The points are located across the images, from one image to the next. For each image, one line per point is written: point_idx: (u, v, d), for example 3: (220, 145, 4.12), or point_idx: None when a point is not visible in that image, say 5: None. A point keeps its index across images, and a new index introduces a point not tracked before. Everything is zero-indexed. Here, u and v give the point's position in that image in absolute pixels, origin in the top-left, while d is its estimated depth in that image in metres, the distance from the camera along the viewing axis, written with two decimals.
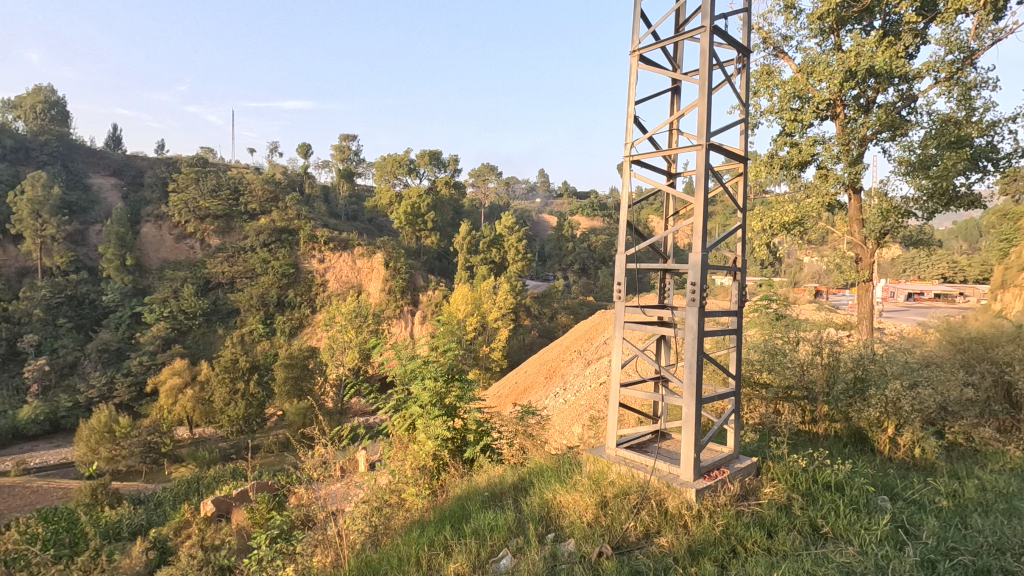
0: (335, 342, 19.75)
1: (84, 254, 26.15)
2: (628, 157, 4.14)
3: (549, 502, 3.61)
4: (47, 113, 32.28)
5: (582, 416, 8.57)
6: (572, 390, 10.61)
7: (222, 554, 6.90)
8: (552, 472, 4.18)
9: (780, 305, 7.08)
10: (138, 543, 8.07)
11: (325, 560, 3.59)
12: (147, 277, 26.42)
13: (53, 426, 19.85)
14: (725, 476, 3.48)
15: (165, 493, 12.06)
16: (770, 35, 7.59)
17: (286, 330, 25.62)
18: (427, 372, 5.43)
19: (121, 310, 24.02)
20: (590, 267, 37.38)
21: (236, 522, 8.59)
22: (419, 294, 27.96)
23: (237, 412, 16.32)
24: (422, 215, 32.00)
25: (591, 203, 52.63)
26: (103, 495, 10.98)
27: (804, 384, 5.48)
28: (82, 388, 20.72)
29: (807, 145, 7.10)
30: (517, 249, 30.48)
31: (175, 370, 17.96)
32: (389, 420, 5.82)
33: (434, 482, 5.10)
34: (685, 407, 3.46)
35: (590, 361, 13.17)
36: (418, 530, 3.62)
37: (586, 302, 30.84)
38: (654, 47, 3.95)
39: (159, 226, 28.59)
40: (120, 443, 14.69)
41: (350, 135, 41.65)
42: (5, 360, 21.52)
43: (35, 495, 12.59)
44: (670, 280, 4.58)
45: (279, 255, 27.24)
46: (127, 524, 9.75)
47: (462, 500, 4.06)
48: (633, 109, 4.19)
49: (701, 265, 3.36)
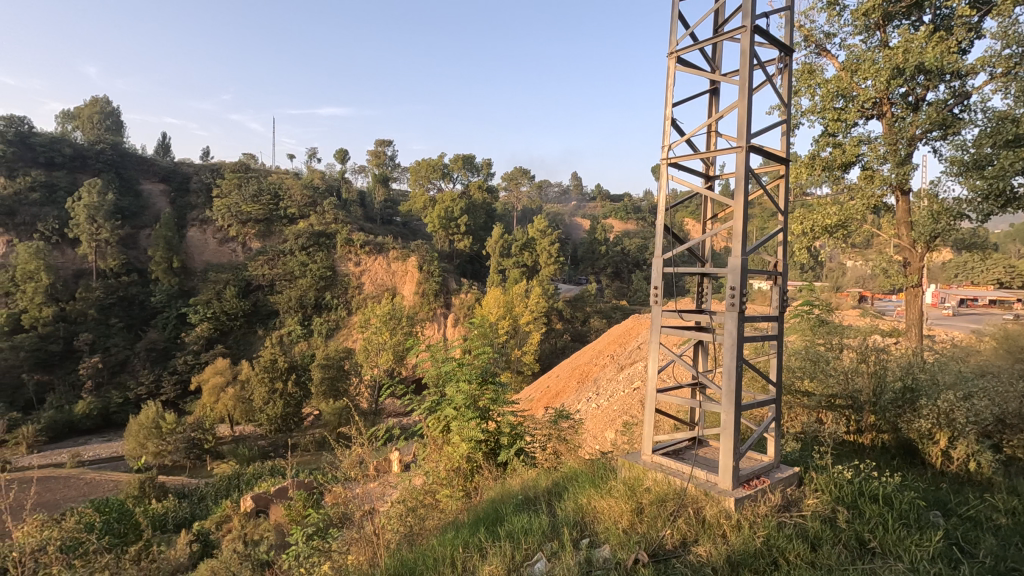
0: (369, 343, 20.02)
1: (134, 257, 27.30)
2: (665, 159, 4.08)
3: (583, 508, 3.58)
4: (101, 122, 34.07)
5: (615, 422, 8.53)
6: (605, 394, 10.55)
7: (261, 549, 7.10)
8: (586, 477, 4.15)
9: (823, 311, 6.85)
10: (182, 536, 8.48)
11: (360, 559, 3.64)
12: (193, 278, 27.38)
13: (105, 420, 20.93)
14: (766, 486, 3.40)
15: (208, 488, 12.51)
16: (812, 33, 7.40)
17: (323, 331, 26.39)
18: (462, 375, 5.48)
19: (167, 310, 25.14)
20: (623, 270, 37.69)
21: (275, 519, 8.89)
22: (451, 297, 28.19)
23: (275, 411, 16.83)
24: (456, 219, 32.56)
25: (625, 206, 52.26)
26: (150, 488, 11.41)
27: (849, 393, 5.32)
28: (132, 385, 21.82)
29: (851, 145, 6.88)
30: (550, 252, 30.43)
31: (218, 369, 18.64)
32: (423, 421, 5.88)
33: (468, 484, 5.15)
34: (723, 414, 3.39)
35: (624, 365, 13.04)
36: (453, 531, 3.64)
37: (619, 306, 30.57)
38: (692, 48, 3.89)
39: (203, 230, 29.73)
40: (166, 439, 15.29)
41: (386, 140, 42.20)
42: (62, 358, 22.72)
43: (88, 486, 13.23)
44: (708, 284, 4.46)
45: (316, 258, 28.00)
46: (172, 517, 10.26)
47: (496, 502, 4.08)
48: (670, 111, 4.14)
49: (740, 269, 3.27)
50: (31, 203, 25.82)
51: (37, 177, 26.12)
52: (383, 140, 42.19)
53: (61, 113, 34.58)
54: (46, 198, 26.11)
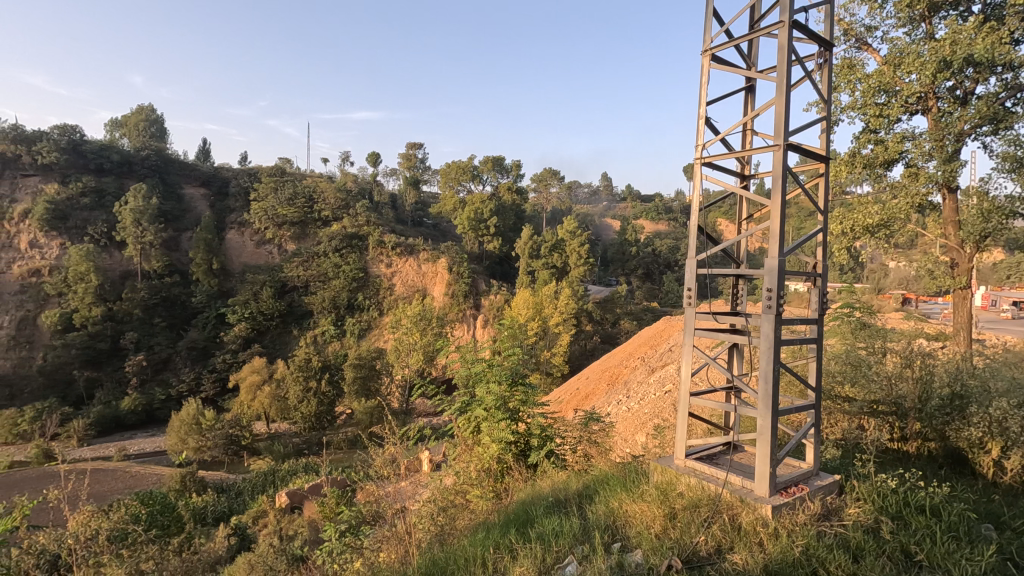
0: (400, 343, 20.29)
1: (177, 259, 28.32)
2: (699, 159, 4.02)
3: (615, 512, 3.55)
4: (146, 130, 35.49)
5: (646, 425, 8.45)
6: (636, 397, 10.44)
7: (296, 545, 7.29)
8: (617, 480, 4.11)
9: (865, 314, 6.64)
10: (221, 530, 8.76)
11: (391, 557, 3.69)
12: (231, 279, 28.24)
13: (149, 416, 21.79)
14: (804, 493, 3.30)
15: (245, 483, 12.89)
16: (852, 26, 7.17)
17: (356, 331, 26.89)
18: (491, 376, 5.50)
19: (207, 311, 25.98)
20: (654, 272, 37.21)
21: (308, 515, 9.10)
22: (481, 298, 28.33)
23: (310, 409, 17.22)
24: (485, 221, 32.72)
25: (656, 207, 51.58)
26: (191, 482, 11.81)
27: (892, 399, 5.14)
28: (175, 382, 22.66)
29: (894, 142, 6.64)
30: (580, 253, 30.29)
31: (255, 368, 19.16)
32: (453, 422, 5.92)
33: (498, 485, 5.18)
34: (760, 418, 3.31)
35: (655, 367, 12.87)
36: (483, 532, 3.65)
37: (649, 308, 30.18)
38: (727, 45, 3.82)
39: (242, 233, 30.62)
40: (206, 435, 15.85)
41: (417, 143, 42.67)
42: (109, 355, 23.72)
43: (133, 479, 13.80)
44: (743, 286, 4.36)
45: (349, 260, 28.54)
46: (212, 511, 10.61)
47: (527, 504, 4.08)
48: (704, 110, 4.07)
49: (777, 270, 3.18)
50: (82, 207, 27.09)
51: (87, 183, 27.35)
52: (414, 144, 42.69)
53: (110, 121, 36.22)
54: (96, 203, 27.35)
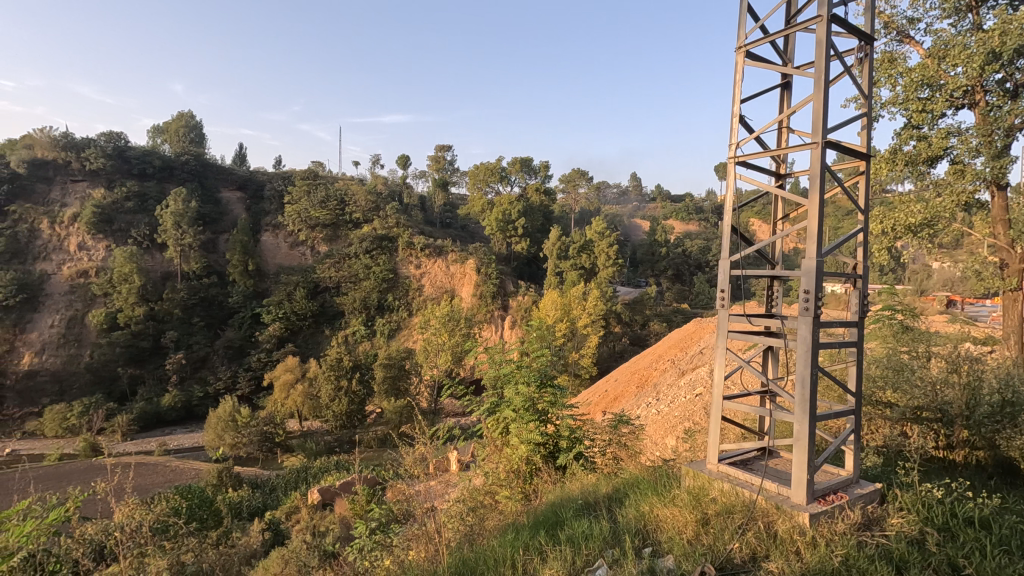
0: (429, 344, 20.49)
1: (215, 261, 29.18)
2: (733, 158, 3.94)
3: (646, 516, 3.50)
4: (186, 136, 36.70)
5: (676, 428, 8.33)
6: (666, 400, 10.31)
7: (327, 541, 7.43)
8: (648, 484, 4.05)
9: (907, 317, 6.40)
10: (255, 524, 9.00)
11: (421, 555, 3.72)
12: (266, 280, 28.95)
13: (188, 412, 22.55)
14: (844, 502, 3.20)
15: (279, 480, 13.19)
16: (893, 19, 6.94)
17: (386, 331, 27.28)
18: (520, 377, 5.49)
19: (243, 311, 26.71)
20: (684, 273, 36.66)
21: (339, 513, 9.27)
22: (509, 299, 28.35)
23: (341, 408, 17.54)
24: (513, 222, 32.79)
25: (687, 207, 50.82)
26: (227, 478, 12.16)
27: (937, 405, 4.92)
28: (212, 380, 23.39)
29: (939, 138, 6.40)
30: (608, 254, 30.04)
31: (288, 367, 19.59)
32: (482, 423, 5.93)
33: (527, 486, 5.17)
34: (796, 424, 3.22)
35: (686, 370, 12.65)
36: (513, 533, 3.64)
37: (680, 309, 29.71)
38: (762, 42, 3.74)
39: (276, 235, 31.34)
40: (241, 432, 16.26)
41: (446, 145, 42.98)
42: (150, 353, 24.62)
43: (173, 473, 14.27)
44: (779, 287, 4.25)
45: (379, 261, 28.96)
46: (247, 506, 10.91)
47: (556, 506, 4.06)
48: (738, 108, 3.99)
49: (815, 272, 3.10)
50: (126, 211, 28.19)
51: (131, 188, 28.45)
52: (443, 146, 43.02)
53: (153, 128, 37.65)
54: (139, 206, 28.42)
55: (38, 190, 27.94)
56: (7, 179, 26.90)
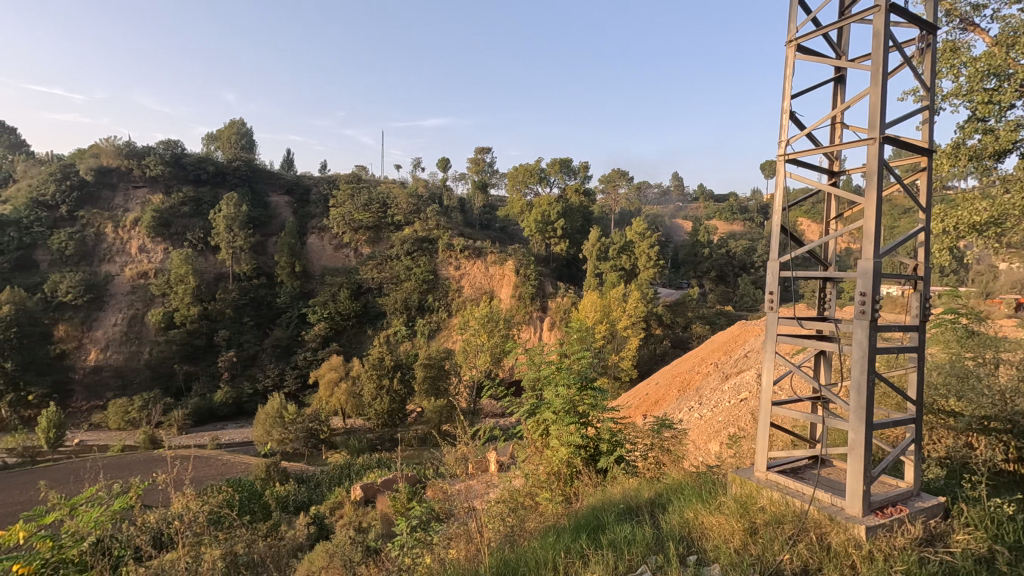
0: (468, 344, 20.66)
1: (264, 262, 30.28)
2: (782, 156, 3.81)
3: (690, 523, 3.43)
4: (238, 142, 38.22)
5: (720, 434, 8.13)
6: (709, 404, 10.05)
7: (370, 537, 7.61)
8: (693, 491, 3.96)
9: (972, 321, 6.04)
10: (301, 519, 9.30)
11: (462, 555, 3.75)
12: (312, 281, 29.82)
13: (239, 408, 23.54)
14: (903, 515, 3.05)
15: (323, 475, 13.56)
16: (956, 6, 6.57)
17: (426, 332, 27.70)
18: (561, 379, 5.45)
19: (290, 311, 27.61)
20: (728, 274, 35.73)
21: (381, 509, 9.48)
22: (548, 300, 28.27)
23: (383, 406, 17.92)
24: (552, 223, 32.70)
25: (731, 207, 49.51)
26: (275, 472, 12.58)
27: (1007, 416, 4.61)
28: (261, 377, 24.33)
29: (1007, 132, 6.01)
30: (649, 256, 29.57)
31: (333, 365, 20.12)
32: (522, 424, 5.94)
33: (568, 489, 5.14)
34: (851, 432, 3.09)
35: (730, 374, 12.30)
36: (554, 535, 3.63)
37: (723, 311, 28.98)
38: (815, 34, 3.60)
39: (321, 237, 32.22)
40: (288, 428, 16.81)
41: (485, 147, 43.24)
42: (204, 351, 25.76)
43: (224, 466, 14.88)
44: (832, 289, 4.08)
45: (420, 263, 29.42)
46: (293, 500, 11.26)
47: (597, 509, 4.02)
48: (788, 104, 3.86)
49: (873, 273, 2.96)
50: (183, 215, 29.57)
51: (187, 193, 29.84)
52: (483, 148, 43.27)
53: (207, 136, 39.38)
54: (193, 211, 29.80)
55: (104, 196, 29.61)
56: (76, 186, 28.74)
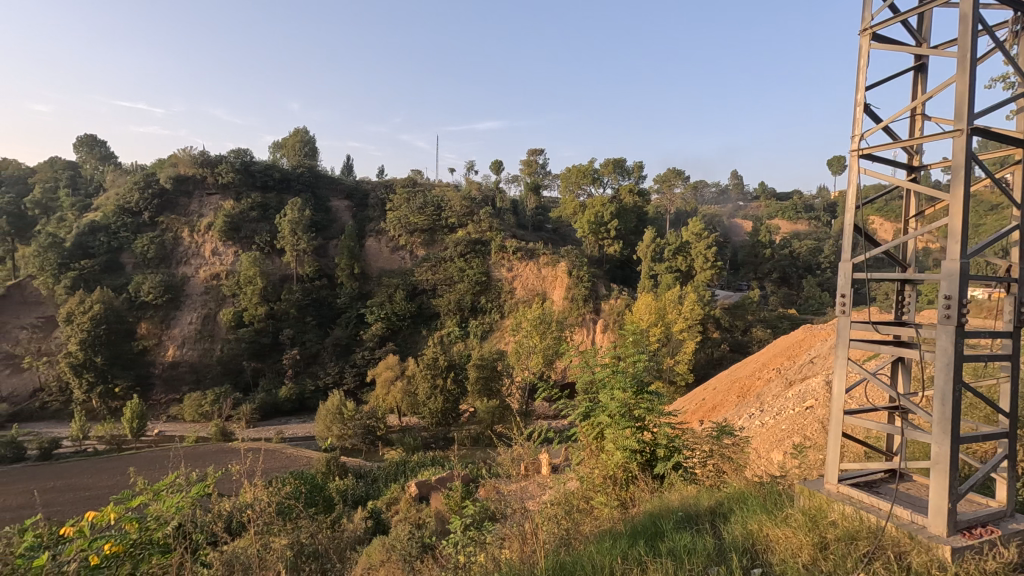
0: (521, 346, 20.73)
1: (325, 264, 31.49)
2: (855, 150, 3.63)
3: (754, 535, 3.30)
4: (302, 150, 39.96)
5: (783, 443, 7.81)
6: (772, 411, 9.64)
7: (425, 534, 7.76)
8: (756, 501, 3.81)
9: None
10: (359, 513, 9.60)
11: (516, 555, 3.75)
12: (369, 283, 30.73)
13: (301, 404, 24.61)
14: (995, 538, 2.82)
15: (380, 472, 13.93)
16: None
17: (479, 333, 28.01)
18: (616, 383, 5.37)
19: (349, 311, 28.62)
20: (791, 276, 34.16)
21: (435, 507, 9.66)
22: (601, 302, 27.91)
23: (436, 405, 18.25)
24: (606, 224, 32.33)
25: (795, 205, 47.33)
26: (335, 467, 13.04)
27: None
28: (322, 375, 25.35)
29: None
30: (706, 257, 28.69)
31: (389, 364, 20.68)
32: (576, 426, 5.88)
33: (623, 494, 5.07)
34: (935, 446, 2.89)
35: (794, 381, 11.74)
36: (610, 540, 3.59)
37: (786, 315, 27.71)
38: (892, 22, 3.41)
39: (379, 240, 33.12)
40: (347, 424, 17.42)
41: (538, 149, 43.23)
42: (270, 349, 27.08)
43: (288, 460, 15.60)
44: (911, 292, 3.82)
45: (473, 264, 29.78)
46: (352, 494, 11.65)
47: (655, 516, 3.94)
48: (863, 96, 3.66)
49: (959, 276, 2.76)
50: (251, 220, 31.25)
51: (255, 199, 31.50)
52: (535, 150, 43.27)
53: (273, 144, 41.36)
54: (261, 216, 31.48)
55: (181, 203, 31.65)
56: (157, 194, 30.91)
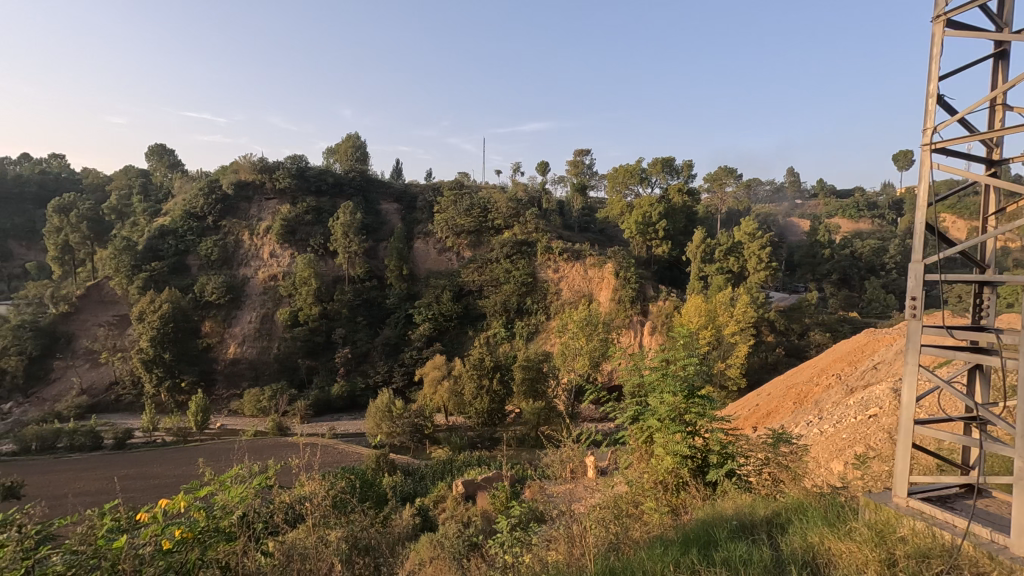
0: (567, 347, 20.58)
1: (375, 266, 32.32)
2: (927, 145, 3.43)
3: (815, 547, 3.16)
4: (353, 155, 41.19)
5: (844, 453, 7.47)
6: (831, 419, 9.23)
7: (473, 533, 7.86)
8: (817, 513, 3.65)
9: None
10: (408, 509, 9.81)
11: (564, 558, 3.73)
12: (417, 283, 31.33)
13: (352, 401, 25.37)
14: None
15: (427, 470, 14.16)
16: None
17: (525, 334, 28.08)
18: (666, 387, 5.23)
19: (398, 312, 29.28)
20: (852, 277, 32.56)
21: (481, 506, 9.76)
22: (649, 304, 27.40)
23: (482, 406, 18.45)
24: (654, 224, 31.72)
25: (856, 203, 45.06)
26: (384, 463, 13.34)
27: None
28: (372, 374, 26.06)
29: None
30: (760, 257, 27.68)
31: (436, 364, 21.00)
32: (625, 430, 5.79)
33: (674, 500, 4.96)
34: (1019, 461, 2.69)
35: (855, 388, 11.17)
36: (661, 547, 3.51)
37: (846, 318, 26.43)
38: (969, 7, 3.20)
39: (426, 242, 33.70)
40: (396, 422, 17.81)
41: (584, 149, 42.87)
42: (322, 348, 28.02)
43: (340, 455, 16.09)
44: (991, 295, 3.57)
45: (519, 266, 29.88)
46: (400, 491, 11.90)
47: (708, 524, 3.83)
48: (935, 86, 3.46)
49: None
50: (306, 223, 32.43)
51: (310, 203, 32.68)
52: (582, 150, 42.90)
53: (327, 149, 42.77)
54: (315, 219, 32.63)
55: (241, 207, 33.20)
56: (220, 200, 32.53)
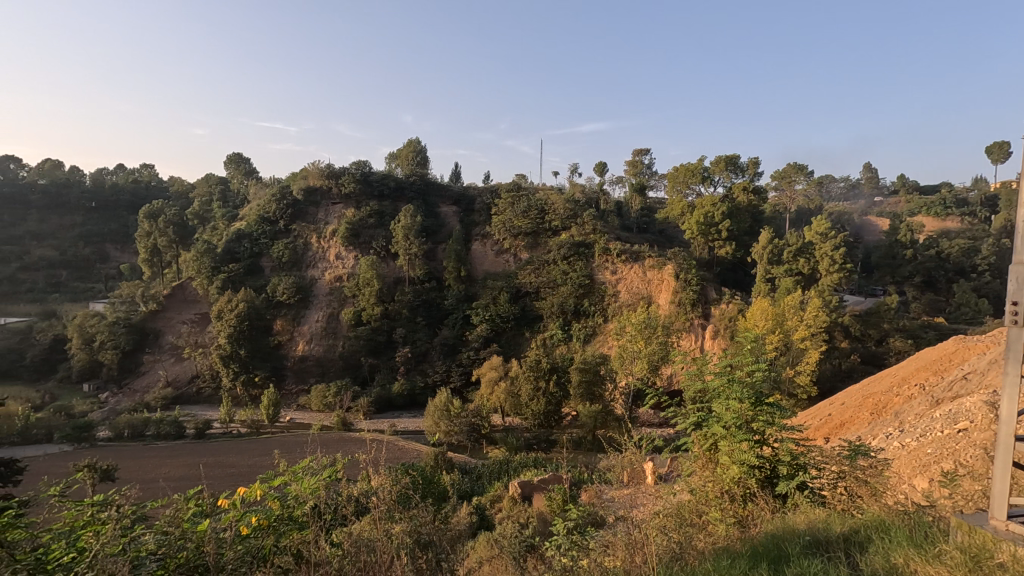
0: (624, 350, 20.21)
1: (434, 267, 33.01)
2: None
3: (898, 569, 2.96)
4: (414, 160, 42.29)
5: (929, 469, 6.96)
6: (913, 433, 8.60)
7: (529, 534, 7.88)
8: (900, 532, 3.41)
9: None
10: (465, 507, 9.96)
11: (624, 564, 3.67)
12: (475, 285, 31.74)
13: (412, 400, 26.06)
14: None
15: (484, 469, 14.32)
16: None
17: (582, 336, 27.88)
18: (732, 393, 5.04)
19: (456, 312, 29.79)
20: (937, 280, 30.24)
21: (537, 508, 9.77)
22: (711, 307, 26.53)
23: (539, 407, 18.52)
24: (716, 224, 30.66)
25: (943, 199, 41.80)
26: (442, 461, 13.59)
27: None
28: (430, 373, 26.66)
29: None
30: (833, 258, 26.16)
31: (493, 365, 21.19)
32: (687, 436, 5.62)
33: (741, 511, 4.77)
34: None
35: (942, 399, 10.36)
36: (728, 559, 3.38)
37: (930, 324, 24.58)
38: None
39: (484, 243, 34.08)
40: (453, 421, 18.11)
41: (643, 149, 42.04)
42: (384, 347, 28.91)
43: (400, 452, 16.55)
44: None
45: (576, 268, 29.71)
46: (458, 488, 12.12)
47: (779, 538, 3.65)
48: None
49: None
50: (369, 226, 33.55)
51: (373, 207, 33.82)
52: (641, 150, 42.07)
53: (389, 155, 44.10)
54: (377, 222, 33.71)
55: (310, 212, 34.76)
56: (290, 204, 34.21)
